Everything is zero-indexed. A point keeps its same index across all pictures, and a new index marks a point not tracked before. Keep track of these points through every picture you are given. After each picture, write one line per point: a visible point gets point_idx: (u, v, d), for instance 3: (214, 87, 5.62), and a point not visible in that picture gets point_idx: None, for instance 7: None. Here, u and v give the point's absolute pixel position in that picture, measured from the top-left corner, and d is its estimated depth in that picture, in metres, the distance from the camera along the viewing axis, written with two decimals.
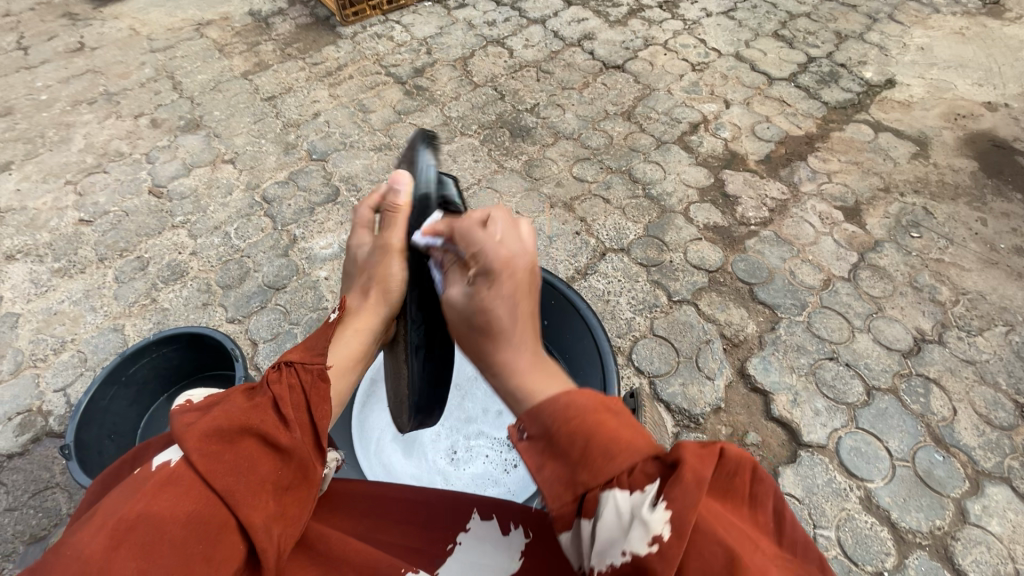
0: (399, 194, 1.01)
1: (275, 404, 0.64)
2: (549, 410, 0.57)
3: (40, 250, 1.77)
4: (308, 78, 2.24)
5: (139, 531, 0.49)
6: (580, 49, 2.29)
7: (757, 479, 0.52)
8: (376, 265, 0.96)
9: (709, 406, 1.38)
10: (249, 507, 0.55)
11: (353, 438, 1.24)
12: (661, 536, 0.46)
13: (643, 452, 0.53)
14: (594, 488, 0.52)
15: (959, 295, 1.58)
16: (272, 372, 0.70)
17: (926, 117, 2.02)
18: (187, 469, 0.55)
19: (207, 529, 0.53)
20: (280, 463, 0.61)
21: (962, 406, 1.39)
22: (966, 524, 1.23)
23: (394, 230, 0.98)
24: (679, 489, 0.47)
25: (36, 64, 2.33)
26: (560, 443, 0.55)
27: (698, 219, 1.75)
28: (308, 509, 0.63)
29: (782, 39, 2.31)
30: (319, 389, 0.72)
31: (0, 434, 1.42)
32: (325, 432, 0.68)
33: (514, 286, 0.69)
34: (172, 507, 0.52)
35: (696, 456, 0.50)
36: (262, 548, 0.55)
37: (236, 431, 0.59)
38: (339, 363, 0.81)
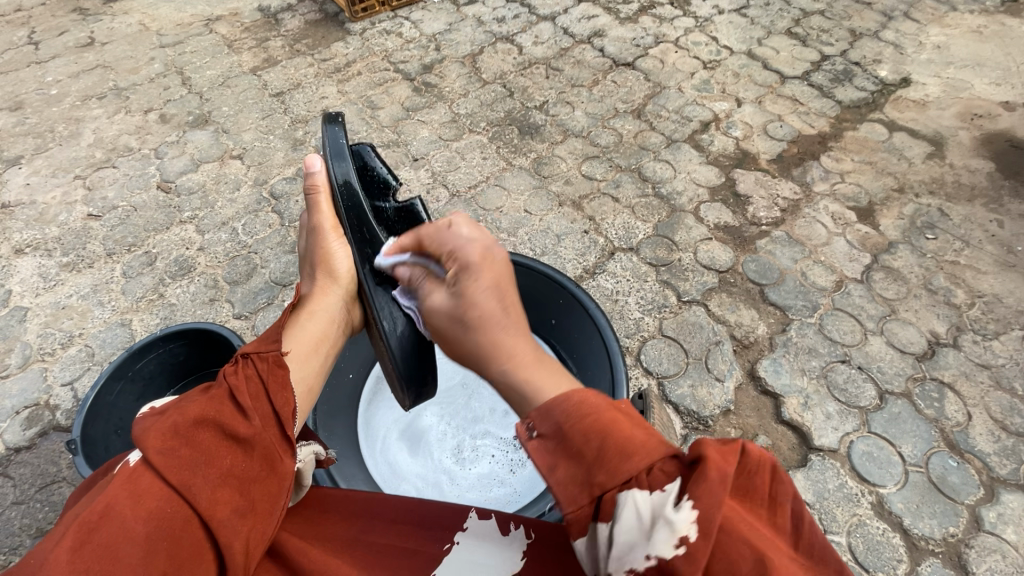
0: (315, 174, 0.97)
1: (231, 395, 0.63)
2: (560, 409, 0.57)
3: (49, 244, 1.78)
4: (317, 74, 2.23)
5: (100, 532, 0.49)
6: (590, 47, 2.27)
7: (777, 478, 0.51)
8: (317, 248, 0.95)
9: (718, 408, 1.36)
10: (209, 500, 0.55)
11: (359, 436, 1.23)
12: (688, 537, 0.46)
13: (659, 451, 0.53)
14: (610, 488, 0.52)
15: (975, 298, 1.55)
16: (229, 365, 0.68)
17: (942, 117, 1.99)
18: (146, 468, 0.54)
19: (171, 526, 0.52)
20: (242, 455, 0.60)
21: (977, 412, 1.36)
22: (980, 532, 1.21)
23: (316, 211, 0.96)
24: (705, 489, 0.47)
25: (46, 59, 2.34)
26: (573, 443, 0.54)
27: (708, 219, 1.72)
28: (280, 500, 0.62)
29: (796, 37, 2.28)
30: (278, 376, 0.70)
31: (8, 428, 1.43)
32: (290, 423, 0.66)
33: (493, 279, 0.71)
34: (134, 505, 0.51)
35: (719, 454, 0.50)
36: (227, 542, 0.55)
37: (191, 424, 0.58)
38: (296, 347, 0.78)
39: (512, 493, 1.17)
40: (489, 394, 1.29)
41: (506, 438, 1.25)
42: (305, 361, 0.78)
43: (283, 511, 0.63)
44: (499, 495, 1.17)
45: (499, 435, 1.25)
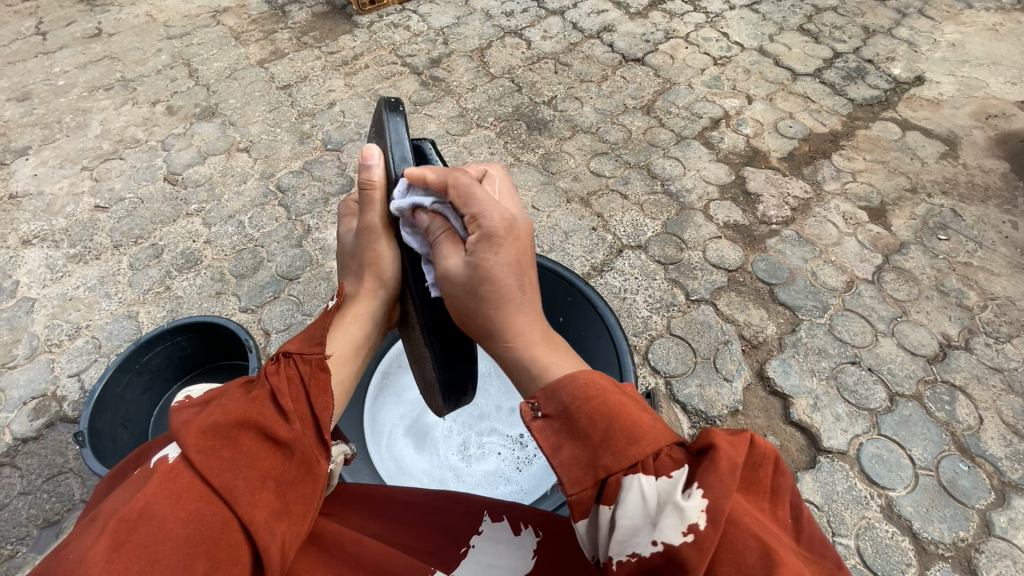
0: (373, 168, 0.88)
1: (273, 396, 0.63)
2: (567, 390, 0.57)
3: (56, 235, 1.78)
4: (324, 67, 2.22)
5: (140, 531, 0.48)
6: (599, 41, 2.25)
7: (781, 470, 0.51)
8: (367, 248, 0.89)
9: (726, 408, 1.35)
10: (248, 503, 0.54)
11: (365, 431, 1.19)
12: (696, 525, 0.45)
13: (667, 438, 0.52)
14: (616, 472, 0.51)
15: (987, 301, 1.54)
16: (270, 364, 0.68)
17: (956, 116, 1.96)
18: (186, 467, 0.53)
19: (210, 528, 0.51)
20: (281, 457, 0.59)
21: (988, 415, 1.35)
22: (990, 537, 1.20)
23: (371, 210, 0.88)
24: (715, 477, 0.47)
25: (54, 50, 2.33)
26: (580, 424, 0.55)
27: (718, 217, 1.71)
28: (315, 502, 0.62)
29: (808, 33, 2.25)
30: (319, 380, 0.70)
31: (16, 418, 1.43)
32: (328, 426, 0.66)
33: (516, 253, 0.70)
34: (175, 505, 0.50)
35: (729, 443, 0.50)
36: (264, 547, 0.54)
37: (231, 425, 0.57)
38: (339, 351, 0.78)
39: (518, 491, 1.16)
40: (496, 391, 1.29)
41: (512, 436, 1.24)
42: (343, 364, 0.78)
43: (317, 513, 0.62)
44: (506, 493, 1.16)
45: (504, 432, 1.24)
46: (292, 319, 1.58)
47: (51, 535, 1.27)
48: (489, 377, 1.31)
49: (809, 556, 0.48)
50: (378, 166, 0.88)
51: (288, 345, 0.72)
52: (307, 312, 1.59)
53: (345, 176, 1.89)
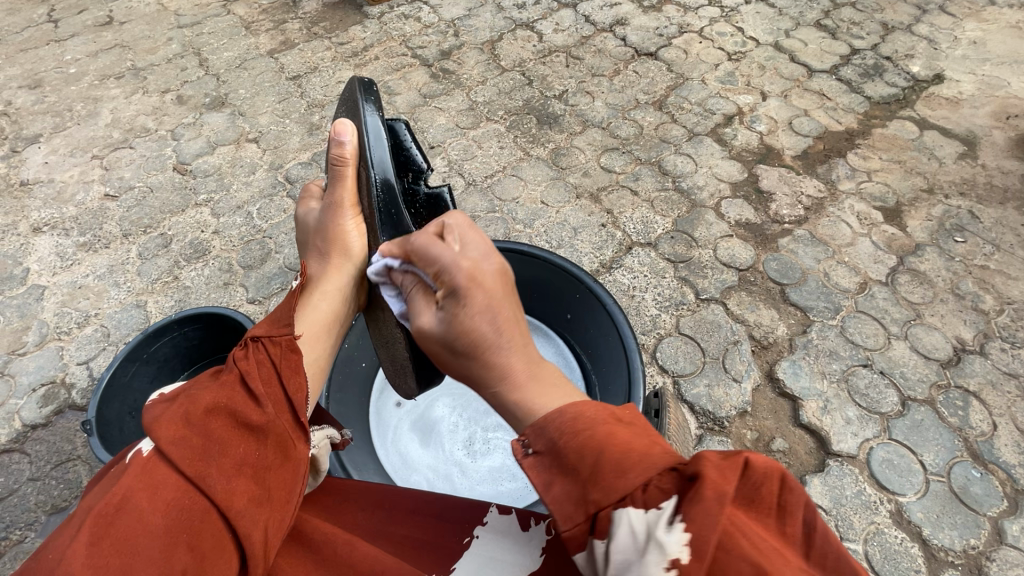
0: (344, 144, 0.90)
1: (242, 379, 0.62)
2: (555, 425, 0.54)
3: (66, 224, 1.79)
4: (334, 58, 2.21)
5: (117, 526, 0.48)
6: (611, 35, 2.22)
7: (787, 488, 0.46)
8: (333, 225, 0.91)
9: (735, 409, 1.34)
10: (224, 489, 0.54)
11: (371, 426, 1.23)
12: (680, 560, 0.42)
13: (656, 466, 0.49)
14: (606, 507, 0.48)
15: (1004, 305, 1.51)
16: (239, 348, 0.67)
17: (975, 115, 1.92)
18: (160, 460, 0.53)
19: (189, 517, 0.52)
20: (256, 442, 0.59)
21: (1002, 422, 1.33)
22: (1002, 545, 1.18)
23: (341, 185, 0.91)
24: (700, 508, 0.43)
25: (64, 38, 2.33)
26: (567, 458, 0.52)
27: (729, 215, 1.69)
28: (295, 487, 0.62)
29: (825, 29, 2.21)
30: (291, 361, 0.69)
31: (25, 405, 1.44)
32: (302, 408, 0.66)
33: (489, 297, 0.60)
34: (150, 496, 0.51)
35: (717, 469, 0.45)
36: (245, 533, 0.54)
37: (200, 413, 0.57)
38: (309, 330, 0.78)
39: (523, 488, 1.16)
40: None
41: None
42: (316, 344, 0.78)
43: (299, 498, 0.62)
44: (510, 489, 1.16)
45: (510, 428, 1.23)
46: None
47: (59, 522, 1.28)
48: None
49: None
50: (350, 142, 0.90)
51: (256, 330, 0.70)
52: None
53: None
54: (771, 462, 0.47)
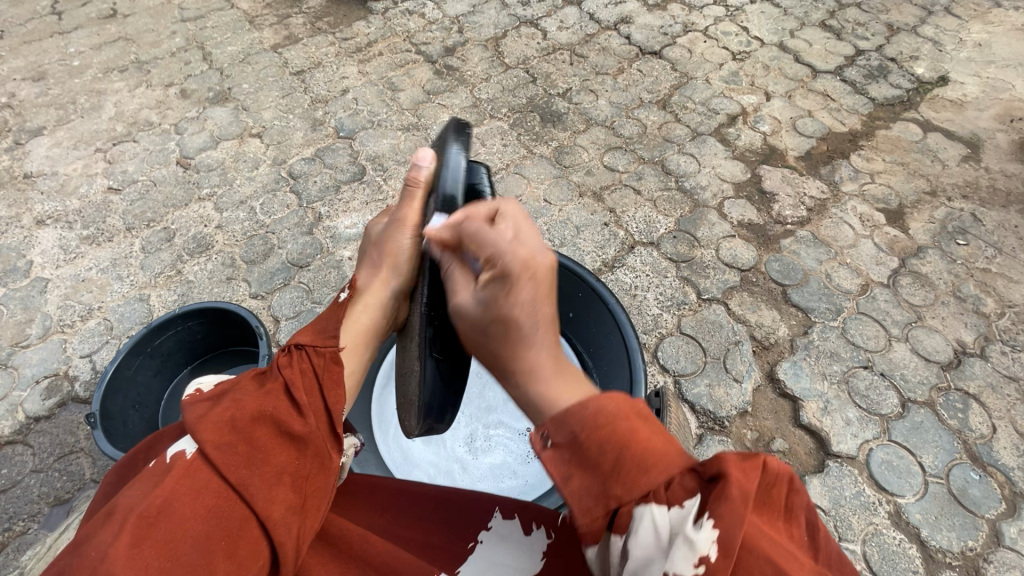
0: (421, 169, 0.88)
1: (287, 389, 0.62)
2: (575, 418, 0.53)
3: (69, 217, 1.79)
4: (338, 54, 2.21)
5: (160, 528, 0.49)
6: (615, 34, 2.22)
7: (795, 490, 0.47)
8: (386, 243, 0.89)
9: (735, 409, 1.34)
10: (264, 500, 0.55)
11: (371, 423, 1.20)
12: (707, 557, 0.42)
13: (678, 466, 0.49)
14: (627, 503, 0.49)
15: (1005, 308, 1.51)
16: (281, 355, 0.66)
17: (980, 118, 1.92)
18: (205, 464, 0.54)
19: (228, 526, 0.53)
20: (296, 454, 0.60)
21: (1001, 424, 1.33)
22: (1000, 547, 1.19)
23: (408, 204, 0.89)
24: (726, 507, 0.43)
25: (68, 30, 2.33)
26: (588, 452, 0.52)
27: (732, 215, 1.69)
28: (327, 494, 0.64)
29: (830, 30, 2.20)
30: (334, 373, 0.69)
31: (28, 397, 1.45)
32: (340, 420, 0.65)
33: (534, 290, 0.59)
34: (193, 502, 0.52)
35: (742, 467, 0.45)
36: (281, 542, 0.56)
37: (246, 421, 0.58)
38: (351, 342, 0.80)
39: (523, 485, 1.17)
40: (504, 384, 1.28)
41: (519, 430, 1.24)
42: (355, 354, 0.81)
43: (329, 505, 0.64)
44: (510, 487, 1.17)
45: (512, 426, 1.24)
46: (302, 307, 1.58)
47: (62, 513, 1.29)
48: None
49: None
50: (428, 168, 0.88)
51: (301, 337, 0.69)
52: (316, 300, 1.59)
53: (357, 164, 1.88)
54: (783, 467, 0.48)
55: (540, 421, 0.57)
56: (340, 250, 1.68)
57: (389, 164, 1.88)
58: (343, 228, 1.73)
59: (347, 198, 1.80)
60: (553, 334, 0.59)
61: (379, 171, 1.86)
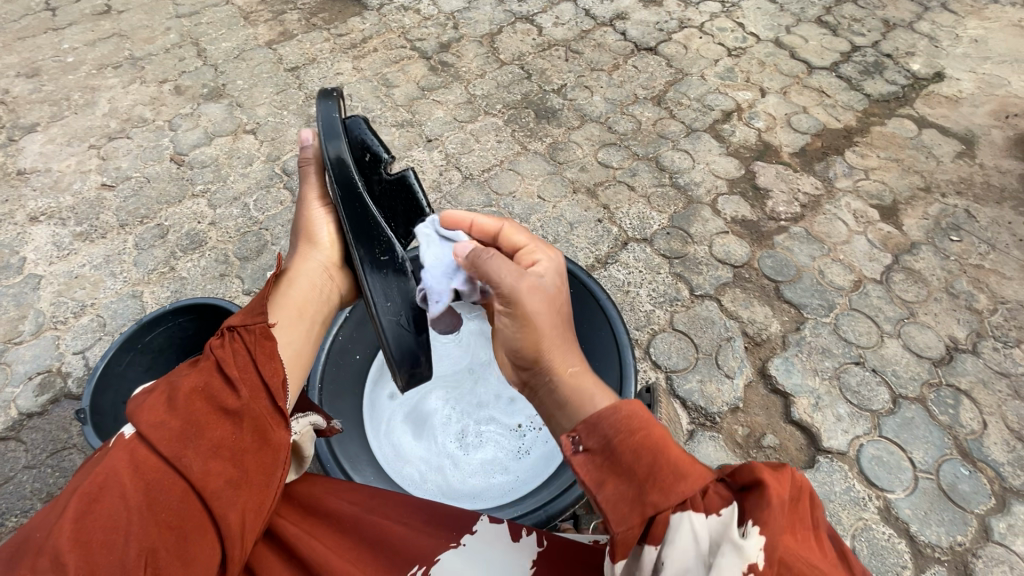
0: (308, 145, 1.00)
1: (218, 366, 0.66)
2: (608, 423, 0.59)
3: (63, 213, 1.79)
4: (333, 50, 2.20)
5: (100, 502, 0.54)
6: (611, 30, 2.21)
7: (811, 498, 0.55)
8: (306, 219, 0.98)
9: (726, 405, 1.35)
10: (199, 471, 0.59)
11: (363, 420, 1.21)
12: (756, 563, 0.50)
13: (707, 475, 0.56)
14: (663, 510, 0.55)
15: (997, 304, 1.51)
16: (215, 338, 0.69)
17: (975, 114, 1.92)
18: (141, 442, 0.58)
19: (167, 498, 0.57)
20: (233, 427, 0.63)
21: (992, 420, 1.33)
22: (989, 543, 1.19)
23: (308, 181, 1.00)
24: (765, 513, 0.51)
25: (63, 26, 2.32)
26: (623, 460, 0.57)
27: (726, 212, 1.69)
28: (275, 468, 0.65)
29: (826, 26, 2.20)
30: (267, 346, 0.70)
31: (21, 394, 1.45)
32: (277, 394, 0.67)
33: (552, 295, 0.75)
34: (130, 477, 0.56)
35: (774, 478, 0.53)
36: (220, 513, 0.59)
37: (180, 397, 0.62)
38: (282, 319, 0.79)
39: (514, 480, 1.17)
40: (495, 379, 1.28)
41: (510, 426, 1.24)
42: (292, 331, 0.80)
43: (280, 479, 0.66)
44: (501, 482, 1.17)
45: (503, 422, 1.25)
46: None
47: None
48: (489, 365, 1.28)
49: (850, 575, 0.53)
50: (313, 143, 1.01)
51: (232, 320, 0.72)
52: None
53: None
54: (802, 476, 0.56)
55: (573, 426, 0.62)
56: None
57: None
58: None
59: None
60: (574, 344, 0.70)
61: None
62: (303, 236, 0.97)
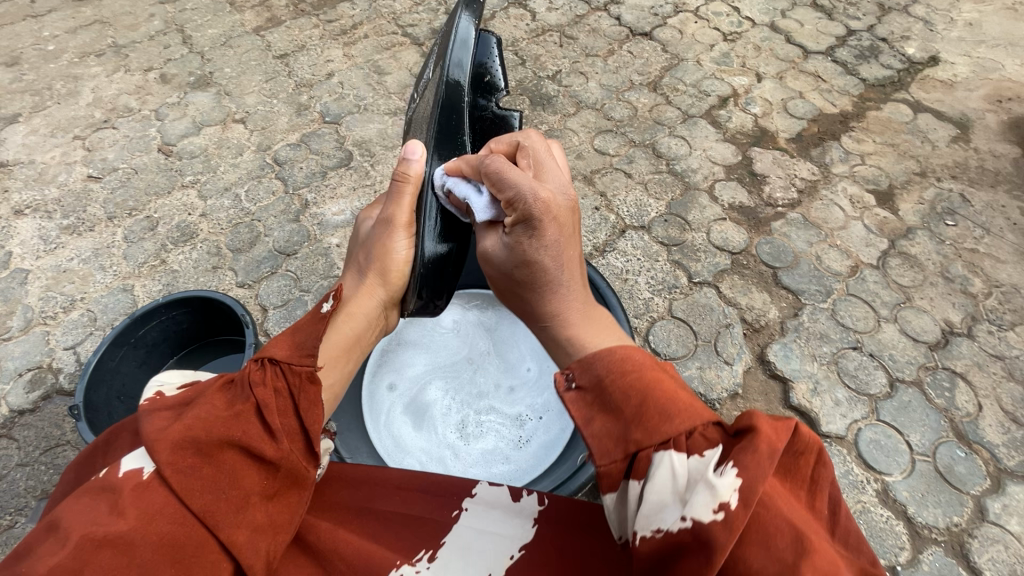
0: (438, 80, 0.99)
1: (258, 412, 0.62)
2: (601, 363, 0.60)
3: (48, 206, 1.75)
4: (322, 36, 2.15)
5: (110, 554, 0.50)
6: (606, 14, 2.18)
7: (819, 463, 0.53)
8: (379, 243, 0.90)
9: (726, 391, 1.35)
10: (228, 527, 0.57)
11: (363, 411, 1.21)
12: (729, 503, 0.47)
13: (701, 419, 0.54)
14: (646, 447, 0.54)
15: (992, 288, 1.52)
16: (254, 368, 0.66)
17: (970, 98, 1.92)
18: (164, 487, 0.55)
19: (187, 550, 0.54)
20: (266, 476, 0.61)
21: (988, 403, 1.35)
22: (984, 523, 1.21)
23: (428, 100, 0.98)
24: (753, 459, 0.49)
25: (42, 13, 2.25)
26: (613, 398, 0.57)
27: (723, 198, 1.68)
28: (300, 510, 0.65)
29: (821, 9, 2.18)
30: (309, 392, 0.68)
31: (12, 390, 1.42)
32: (317, 439, 0.66)
33: (558, 231, 0.67)
34: (151, 527, 0.53)
35: (772, 427, 0.51)
36: (248, 566, 0.58)
37: (212, 443, 0.58)
38: (330, 359, 0.76)
39: (516, 469, 1.17)
40: (495, 369, 1.29)
41: (511, 415, 1.24)
42: (338, 369, 0.77)
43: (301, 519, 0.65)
44: (502, 471, 1.17)
45: (503, 411, 1.24)
46: (290, 295, 1.56)
47: None
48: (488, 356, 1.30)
49: (841, 548, 0.50)
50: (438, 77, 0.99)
51: (274, 350, 0.69)
52: (305, 288, 1.57)
53: (344, 150, 1.85)
54: (813, 436, 0.53)
55: (569, 364, 0.64)
56: (328, 237, 1.66)
57: (376, 150, 1.85)
58: (330, 215, 1.71)
59: (334, 184, 1.77)
60: (578, 277, 0.69)
61: (366, 157, 1.82)
62: (370, 259, 0.89)
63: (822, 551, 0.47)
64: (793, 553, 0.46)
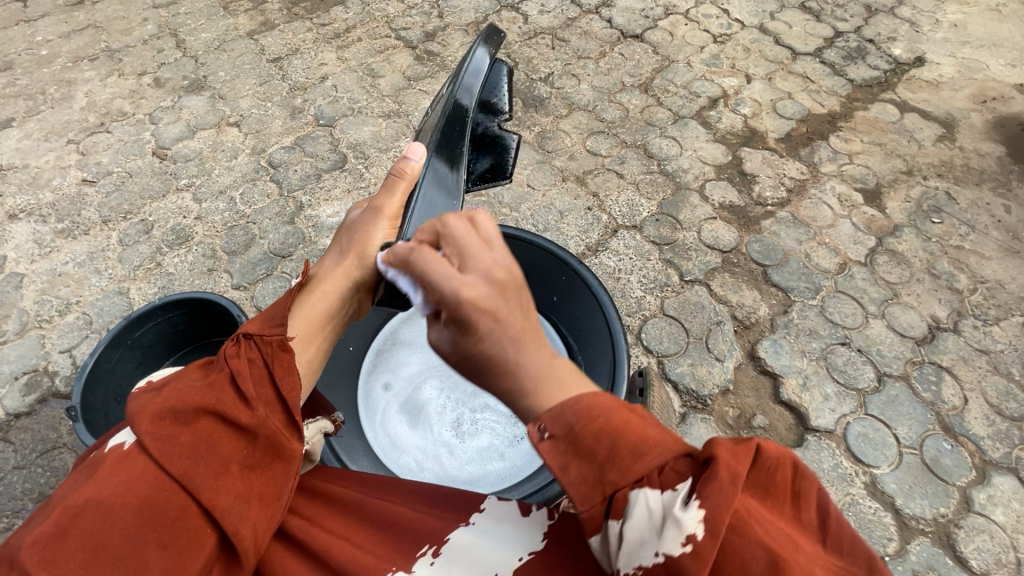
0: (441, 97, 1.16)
1: (232, 381, 0.64)
2: (573, 410, 0.56)
3: (43, 210, 1.75)
4: (316, 40, 2.17)
5: (86, 517, 0.53)
6: (597, 17, 2.20)
7: (799, 475, 0.52)
8: (365, 230, 0.97)
9: (717, 387, 1.37)
10: (209, 492, 0.58)
11: (359, 410, 1.23)
12: (695, 535, 0.46)
13: (673, 451, 0.53)
14: (623, 488, 0.52)
15: (977, 284, 1.55)
16: (231, 345, 0.68)
17: (955, 98, 1.95)
18: (140, 454, 0.57)
19: (166, 513, 0.56)
20: (246, 443, 0.62)
21: (973, 396, 1.37)
22: (970, 513, 1.23)
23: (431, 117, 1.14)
24: (715, 487, 0.48)
25: (35, 18, 2.26)
26: (584, 444, 0.54)
27: (714, 198, 1.70)
28: (288, 482, 0.66)
29: (810, 11, 2.21)
30: (283, 360, 0.70)
31: (8, 393, 1.43)
32: (295, 407, 0.67)
33: (498, 310, 0.58)
34: (127, 491, 0.55)
35: (730, 451, 0.50)
36: (231, 530, 0.59)
37: (187, 411, 0.60)
38: (302, 333, 0.79)
39: (512, 467, 1.18)
40: None
41: (505, 412, 1.25)
42: (309, 345, 0.80)
43: (291, 492, 0.66)
44: (498, 468, 1.18)
45: (498, 409, 1.26)
46: None
47: None
48: None
49: (833, 560, 0.48)
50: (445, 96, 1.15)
51: (248, 325, 0.72)
52: None
53: (338, 152, 1.86)
54: (783, 449, 0.53)
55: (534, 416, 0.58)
56: (322, 239, 1.67)
57: (370, 152, 1.86)
58: (325, 217, 1.72)
59: (329, 186, 1.78)
60: (533, 345, 0.59)
61: (360, 160, 1.84)
62: (356, 249, 0.95)
63: (795, 564, 0.45)
64: (766, 569, 0.45)
